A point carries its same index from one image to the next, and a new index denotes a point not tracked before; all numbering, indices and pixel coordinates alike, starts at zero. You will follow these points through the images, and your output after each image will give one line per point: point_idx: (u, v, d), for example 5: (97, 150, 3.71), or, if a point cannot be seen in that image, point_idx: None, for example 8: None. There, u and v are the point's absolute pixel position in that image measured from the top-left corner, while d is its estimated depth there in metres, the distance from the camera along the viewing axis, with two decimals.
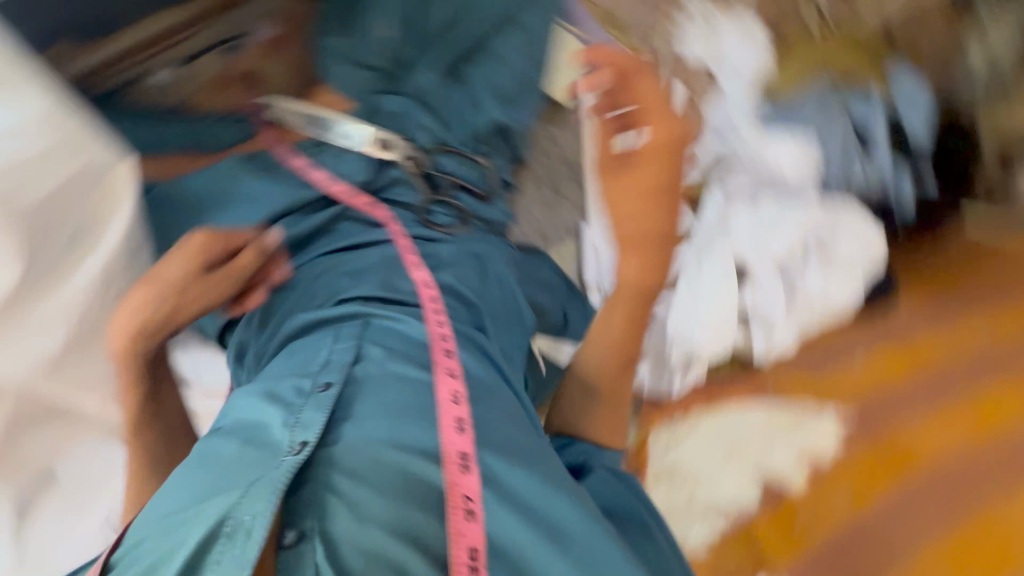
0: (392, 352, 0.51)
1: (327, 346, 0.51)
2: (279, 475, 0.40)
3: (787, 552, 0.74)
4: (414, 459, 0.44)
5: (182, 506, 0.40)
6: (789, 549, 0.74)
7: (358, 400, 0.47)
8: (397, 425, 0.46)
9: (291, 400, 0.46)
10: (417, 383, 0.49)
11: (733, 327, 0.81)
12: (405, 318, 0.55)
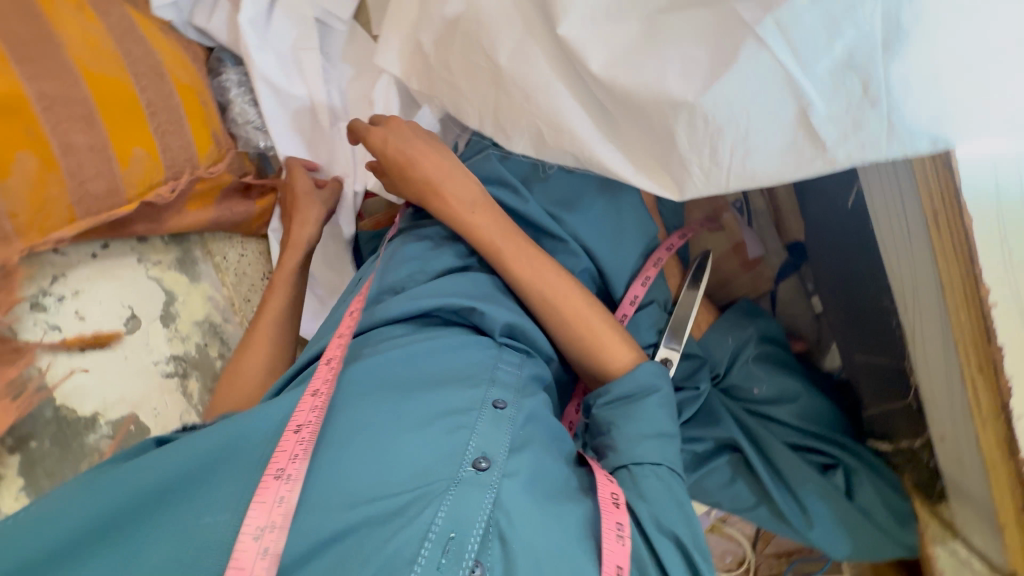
0: (537, 408, 0.53)
1: (507, 371, 0.54)
2: (444, 487, 0.43)
3: None
4: (569, 499, 0.47)
5: (351, 461, 0.43)
6: None
7: (515, 449, 0.48)
8: (543, 488, 0.47)
9: (461, 412, 0.48)
10: (553, 457, 0.50)
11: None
12: (544, 416, 0.53)
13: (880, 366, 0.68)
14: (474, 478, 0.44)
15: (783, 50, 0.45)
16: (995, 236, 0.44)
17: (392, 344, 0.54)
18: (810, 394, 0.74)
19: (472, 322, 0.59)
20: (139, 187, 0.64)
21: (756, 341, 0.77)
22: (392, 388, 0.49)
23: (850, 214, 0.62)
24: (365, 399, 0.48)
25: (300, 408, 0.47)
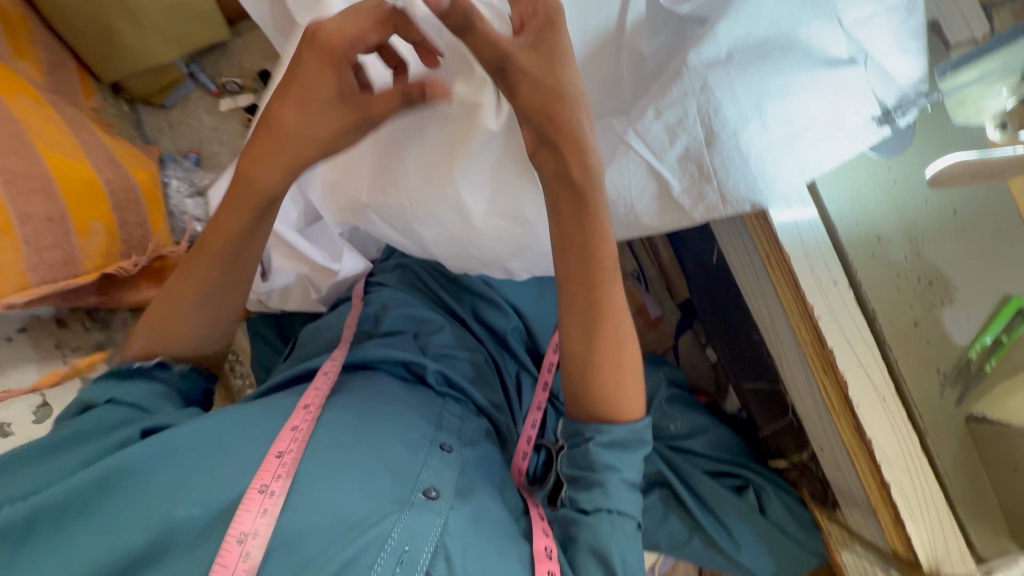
0: (473, 449, 0.59)
1: (453, 414, 0.62)
2: (395, 513, 0.47)
3: None
4: (509, 537, 0.52)
5: (312, 487, 0.46)
6: None
7: (462, 484, 0.53)
8: (480, 517, 0.51)
9: (417, 448, 0.53)
10: (483, 491, 0.55)
11: None
12: (484, 458, 0.60)
13: (762, 392, 0.81)
14: (425, 504, 0.49)
15: (644, 150, 0.62)
16: (807, 269, 0.61)
17: (345, 391, 0.58)
18: (715, 428, 0.85)
19: (413, 377, 0.67)
20: (94, 259, 0.67)
21: (669, 386, 0.89)
22: (358, 423, 0.53)
23: (716, 266, 0.80)
24: (332, 432, 0.51)
25: (279, 435, 0.50)
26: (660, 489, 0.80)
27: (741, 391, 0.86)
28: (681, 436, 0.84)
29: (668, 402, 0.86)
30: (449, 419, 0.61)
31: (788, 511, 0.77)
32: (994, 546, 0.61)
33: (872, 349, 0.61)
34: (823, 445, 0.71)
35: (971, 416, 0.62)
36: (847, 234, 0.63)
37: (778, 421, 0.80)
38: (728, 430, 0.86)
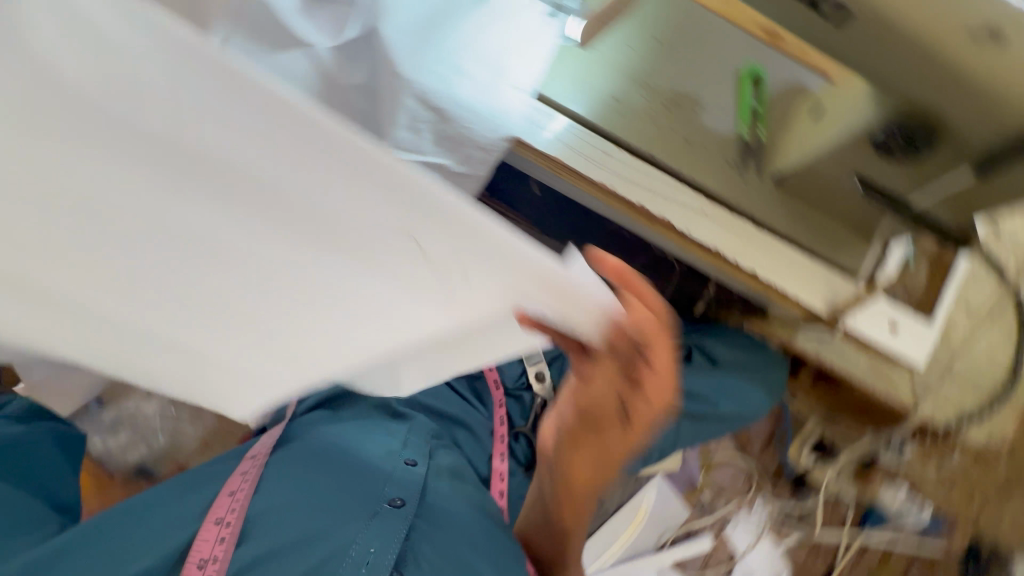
0: (443, 462, 0.74)
1: (411, 441, 0.74)
2: (362, 517, 0.62)
3: None
4: (481, 517, 0.68)
5: (281, 515, 0.60)
6: None
7: (434, 491, 0.69)
8: (451, 513, 0.66)
9: (385, 472, 0.67)
10: (458, 491, 0.70)
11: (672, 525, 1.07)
12: (453, 467, 0.74)
13: (649, 261, 0.89)
14: (392, 511, 0.63)
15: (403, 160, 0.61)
16: (580, 157, 0.69)
17: (306, 439, 0.70)
18: None
19: (369, 431, 0.73)
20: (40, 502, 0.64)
21: None
22: (309, 467, 0.65)
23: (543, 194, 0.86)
24: (285, 474, 0.65)
25: (228, 477, 0.65)
26: None
27: (640, 272, 0.93)
28: None
29: None
30: (416, 442, 0.74)
31: (730, 344, 0.87)
32: (859, 258, 0.68)
33: (666, 180, 0.69)
34: (694, 261, 0.79)
35: (776, 177, 0.67)
36: (592, 107, 0.69)
37: (677, 271, 0.87)
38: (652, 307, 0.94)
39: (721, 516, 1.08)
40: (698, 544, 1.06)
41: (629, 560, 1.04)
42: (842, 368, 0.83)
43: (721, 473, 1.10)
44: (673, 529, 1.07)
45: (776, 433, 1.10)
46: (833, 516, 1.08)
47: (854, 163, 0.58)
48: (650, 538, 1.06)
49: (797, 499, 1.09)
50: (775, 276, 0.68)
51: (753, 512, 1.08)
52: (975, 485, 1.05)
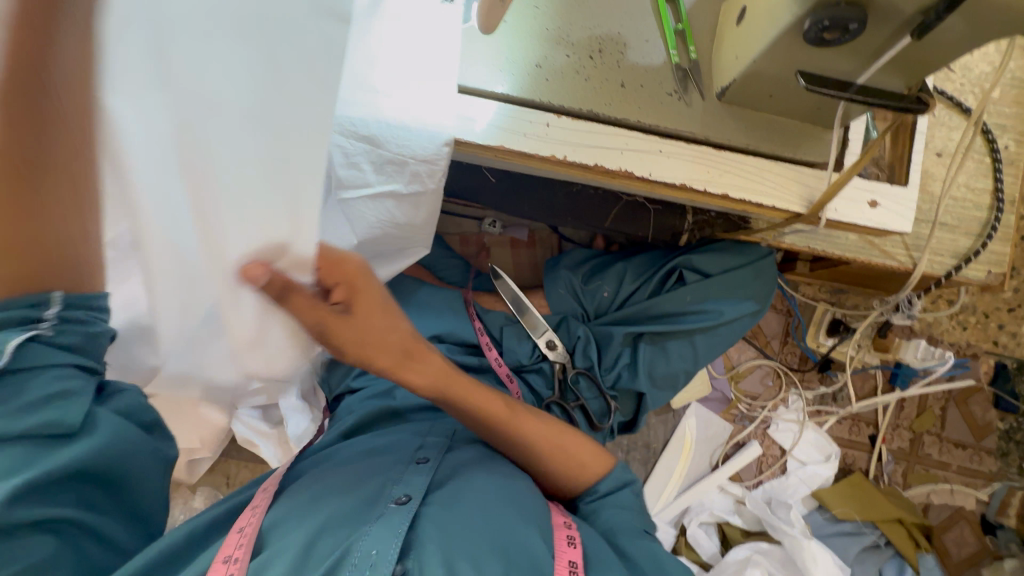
0: (474, 459, 0.72)
1: (426, 445, 0.73)
2: (371, 515, 0.61)
3: (815, 491, 1.08)
4: (523, 502, 0.66)
5: (293, 526, 0.60)
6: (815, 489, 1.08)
7: (453, 483, 0.66)
8: (486, 500, 0.64)
9: (393, 474, 0.67)
10: (495, 479, 0.68)
11: (718, 445, 1.11)
12: (480, 454, 0.73)
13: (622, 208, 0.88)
14: (398, 508, 0.61)
15: None
16: (520, 135, 0.65)
17: (323, 467, 0.71)
18: (630, 262, 0.91)
19: (401, 445, 0.73)
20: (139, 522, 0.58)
21: (579, 265, 0.94)
22: (323, 482, 0.66)
23: (499, 179, 0.84)
24: (297, 494, 0.65)
25: (241, 518, 0.63)
26: (638, 336, 0.87)
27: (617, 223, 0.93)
28: (615, 290, 0.91)
29: (586, 280, 0.93)
30: (431, 446, 0.73)
31: (724, 256, 0.86)
32: (821, 147, 0.67)
33: (617, 132, 0.66)
34: (664, 196, 0.78)
35: (719, 93, 0.65)
36: (518, 80, 0.65)
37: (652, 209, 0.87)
38: (640, 250, 0.94)
39: (762, 421, 1.11)
40: (746, 453, 1.10)
41: (690, 487, 1.08)
42: (835, 250, 0.85)
43: (751, 378, 1.13)
44: (719, 447, 1.11)
45: (791, 327, 1.12)
46: (864, 386, 1.12)
47: (788, 58, 0.55)
48: (700, 463, 1.10)
49: (827, 381, 1.12)
50: (748, 185, 0.67)
51: (790, 406, 1.12)
52: (982, 309, 1.12)
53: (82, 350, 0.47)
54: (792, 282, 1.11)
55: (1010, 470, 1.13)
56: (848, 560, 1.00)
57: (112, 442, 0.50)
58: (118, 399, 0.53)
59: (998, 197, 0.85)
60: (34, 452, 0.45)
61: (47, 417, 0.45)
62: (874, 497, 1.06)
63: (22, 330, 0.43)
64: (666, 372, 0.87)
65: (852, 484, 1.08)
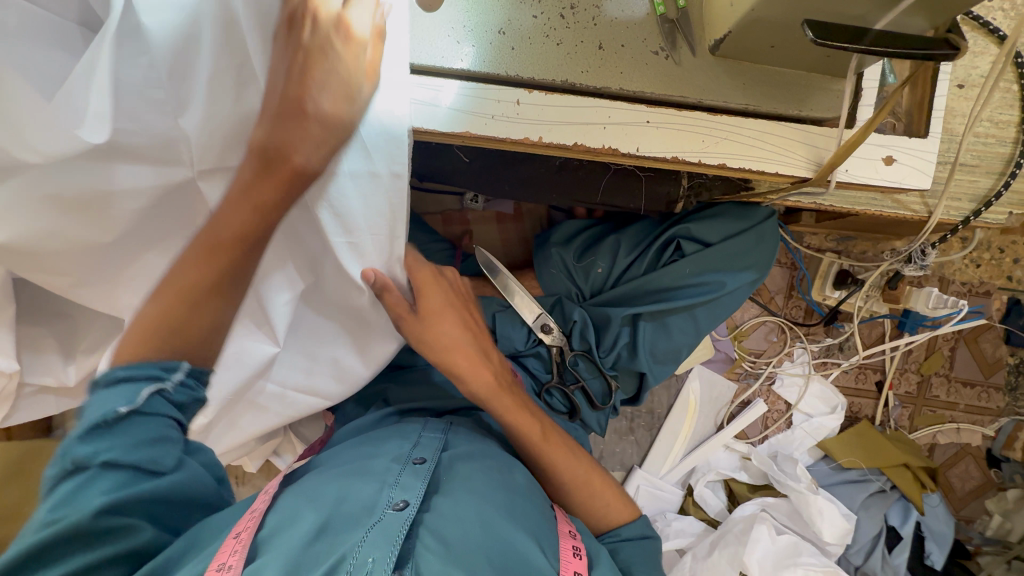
0: (471, 460, 0.69)
1: (422, 446, 0.71)
2: (369, 520, 0.57)
3: (822, 442, 1.08)
4: (524, 509, 0.65)
5: (284, 535, 0.55)
6: (821, 440, 1.08)
7: (454, 485, 0.64)
8: (491, 504, 0.62)
9: (393, 474, 0.64)
10: (499, 483, 0.67)
11: (722, 404, 1.10)
12: (478, 455, 0.71)
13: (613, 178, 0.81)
14: (397, 514, 0.58)
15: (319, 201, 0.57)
16: (488, 117, 0.57)
17: (313, 475, 0.67)
18: (624, 233, 0.85)
19: (396, 447, 0.70)
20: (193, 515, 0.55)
21: (570, 241, 0.88)
22: (315, 491, 0.62)
23: (474, 159, 0.77)
24: (291, 501, 0.61)
25: (237, 518, 0.57)
26: (637, 314, 0.82)
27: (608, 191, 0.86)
28: (609, 264, 0.85)
29: (577, 257, 0.87)
30: (428, 446, 0.71)
31: (725, 222, 0.80)
32: (831, 100, 0.59)
33: (597, 105, 0.58)
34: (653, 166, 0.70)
35: (713, 46, 0.57)
36: (481, 51, 0.56)
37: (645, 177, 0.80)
38: (634, 219, 0.87)
39: (767, 377, 1.10)
40: (751, 411, 1.09)
41: (696, 448, 1.09)
42: (844, 205, 0.78)
43: (755, 335, 1.10)
44: (724, 406, 1.10)
45: (796, 281, 1.08)
46: (871, 334, 1.09)
47: (796, 3, 0.47)
48: (706, 423, 1.09)
49: (834, 333, 1.09)
50: (749, 154, 0.59)
51: (795, 360, 1.09)
52: (997, 243, 1.07)
53: (186, 409, 0.53)
54: (797, 234, 1.05)
55: (1017, 404, 1.12)
56: (854, 507, 1.01)
57: (189, 484, 0.53)
58: (201, 454, 0.56)
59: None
60: (134, 476, 0.49)
61: (149, 454, 0.49)
62: (881, 443, 1.05)
63: (149, 381, 0.50)
64: (667, 348, 0.83)
65: (859, 432, 1.07)
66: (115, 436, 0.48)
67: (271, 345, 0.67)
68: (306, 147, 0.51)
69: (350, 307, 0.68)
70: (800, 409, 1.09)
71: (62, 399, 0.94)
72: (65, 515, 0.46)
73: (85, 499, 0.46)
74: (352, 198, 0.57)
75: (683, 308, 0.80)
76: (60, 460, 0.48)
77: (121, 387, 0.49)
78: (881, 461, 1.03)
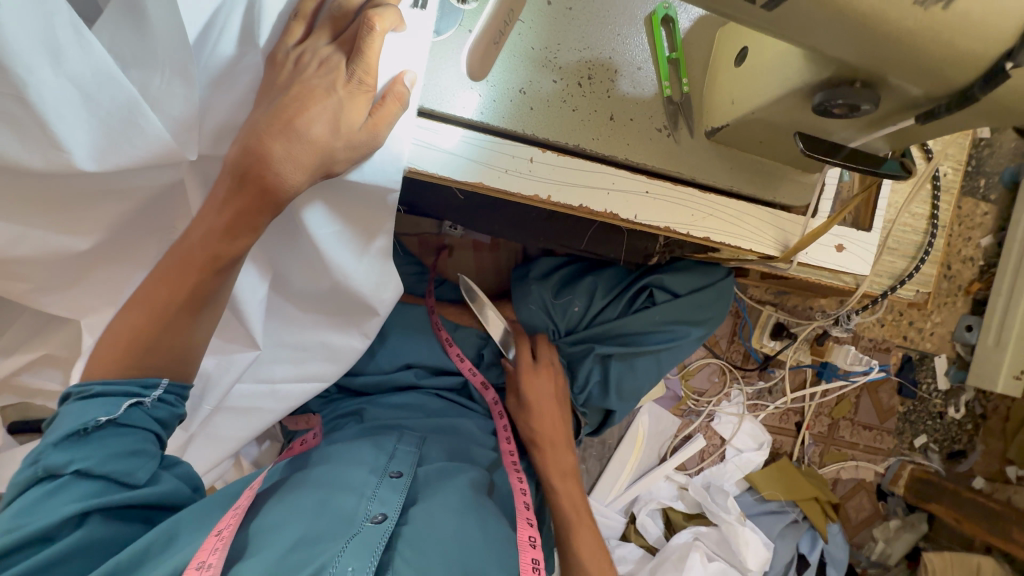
0: (445, 475, 0.71)
1: (401, 460, 0.72)
2: (348, 532, 0.56)
3: (749, 476, 1.19)
4: (493, 517, 0.66)
5: (267, 548, 0.54)
6: (749, 474, 1.19)
7: (427, 497, 0.66)
8: (465, 517, 0.63)
9: (372, 483, 0.65)
10: (475, 495, 0.68)
11: (668, 439, 1.18)
12: (458, 471, 0.72)
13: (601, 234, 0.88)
14: (375, 525, 0.58)
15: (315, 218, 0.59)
16: (502, 170, 0.58)
17: (288, 488, 0.65)
18: (601, 275, 0.90)
19: (376, 460, 0.71)
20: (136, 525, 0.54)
21: (549, 279, 0.91)
22: (290, 506, 0.60)
23: (469, 198, 0.78)
24: (275, 512, 0.60)
25: (221, 519, 0.57)
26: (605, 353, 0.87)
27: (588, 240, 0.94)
28: (585, 306, 0.90)
29: (556, 298, 0.90)
30: (404, 463, 0.71)
31: (692, 277, 0.88)
32: (799, 190, 0.67)
33: (603, 170, 0.61)
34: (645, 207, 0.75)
35: (709, 132, 0.62)
36: (505, 104, 0.58)
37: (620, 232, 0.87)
38: (609, 264, 0.93)
39: (707, 414, 1.19)
40: (692, 446, 1.18)
41: (639, 478, 1.17)
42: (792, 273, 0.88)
43: (700, 374, 1.19)
44: (668, 441, 1.19)
45: (739, 328, 1.18)
46: (795, 380, 1.22)
47: (788, 116, 0.53)
48: (651, 456, 1.18)
49: (766, 377, 1.21)
50: (731, 230, 0.66)
51: (732, 400, 1.20)
52: (899, 308, 1.24)
53: (166, 425, 0.57)
54: (742, 285, 1.16)
55: (903, 446, 1.31)
56: (772, 535, 1.13)
57: (164, 496, 0.56)
58: (172, 467, 0.60)
59: (933, 222, 0.91)
60: (101, 485, 0.51)
61: (124, 466, 0.52)
62: (798, 478, 1.18)
63: (130, 397, 0.53)
64: (631, 390, 0.88)
65: (780, 468, 1.20)
66: (97, 447, 0.51)
67: (255, 349, 0.69)
68: (284, 165, 0.48)
69: (333, 302, 0.70)
70: (733, 445, 1.20)
71: None
72: (35, 522, 0.47)
73: (54, 507, 0.48)
74: (332, 195, 0.58)
75: (649, 353, 0.86)
76: (28, 470, 0.50)
77: (114, 395, 0.52)
78: (797, 495, 1.16)
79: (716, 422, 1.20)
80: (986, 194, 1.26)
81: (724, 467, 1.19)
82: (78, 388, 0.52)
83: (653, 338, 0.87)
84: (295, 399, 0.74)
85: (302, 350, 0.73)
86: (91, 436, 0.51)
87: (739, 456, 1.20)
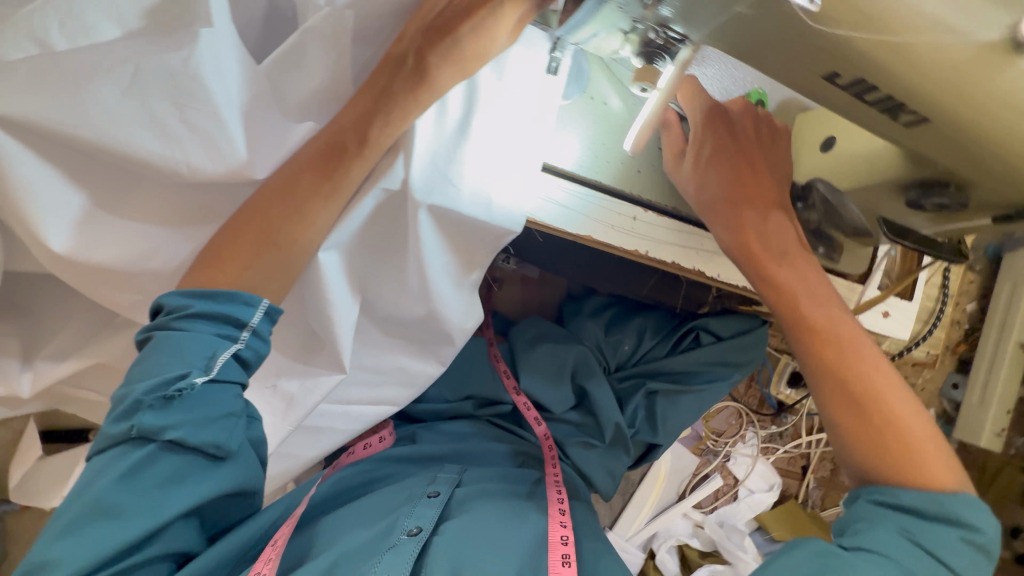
0: (480, 489, 0.75)
1: (440, 476, 0.77)
2: (382, 547, 0.64)
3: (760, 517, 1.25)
4: (521, 525, 0.70)
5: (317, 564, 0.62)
6: (759, 515, 1.25)
7: (459, 511, 0.70)
8: (492, 529, 0.68)
9: (408, 499, 0.72)
10: (507, 507, 0.72)
11: (686, 477, 1.23)
12: (491, 484, 0.76)
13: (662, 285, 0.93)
14: (408, 539, 0.65)
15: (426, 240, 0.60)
16: (608, 225, 0.63)
17: (338, 511, 0.73)
18: (649, 318, 0.97)
19: (416, 478, 0.77)
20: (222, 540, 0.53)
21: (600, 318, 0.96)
22: (340, 526, 0.69)
23: (547, 241, 0.82)
24: (324, 533, 0.69)
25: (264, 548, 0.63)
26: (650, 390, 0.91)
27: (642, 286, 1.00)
28: (634, 347, 0.95)
29: (607, 335, 0.95)
30: (444, 477, 0.76)
31: (738, 327, 0.93)
32: (859, 261, 0.73)
33: (695, 232, 0.66)
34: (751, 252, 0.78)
35: None
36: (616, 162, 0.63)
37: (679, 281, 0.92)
38: (657, 309, 0.98)
39: (724, 455, 1.25)
40: (708, 485, 1.23)
41: (658, 514, 1.21)
42: None
43: (718, 415, 1.25)
44: (686, 479, 1.23)
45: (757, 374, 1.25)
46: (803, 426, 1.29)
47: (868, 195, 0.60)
48: (670, 493, 1.22)
49: (779, 422, 1.27)
50: None
51: (747, 442, 1.25)
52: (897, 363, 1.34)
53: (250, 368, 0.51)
54: None
55: None
56: None
57: (240, 467, 0.51)
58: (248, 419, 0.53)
59: (944, 290, 1.01)
60: (185, 455, 0.47)
61: (216, 432, 0.48)
62: (805, 520, 1.24)
63: (221, 345, 0.48)
64: (674, 424, 0.91)
65: (789, 510, 1.26)
66: (187, 408, 0.46)
67: (340, 373, 0.67)
68: None
69: (418, 332, 0.71)
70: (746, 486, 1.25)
71: (0, 408, 0.78)
72: (121, 502, 0.45)
73: (143, 479, 0.45)
74: (452, 224, 0.60)
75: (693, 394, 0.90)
76: (123, 421, 0.46)
77: (205, 334, 0.48)
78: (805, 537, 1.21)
79: (730, 462, 1.26)
80: (973, 265, 1.39)
81: (737, 506, 1.24)
82: (172, 308, 0.48)
83: (698, 376, 0.91)
84: (366, 423, 0.75)
85: (380, 377, 0.74)
86: (171, 381, 0.46)
87: (750, 496, 1.25)
